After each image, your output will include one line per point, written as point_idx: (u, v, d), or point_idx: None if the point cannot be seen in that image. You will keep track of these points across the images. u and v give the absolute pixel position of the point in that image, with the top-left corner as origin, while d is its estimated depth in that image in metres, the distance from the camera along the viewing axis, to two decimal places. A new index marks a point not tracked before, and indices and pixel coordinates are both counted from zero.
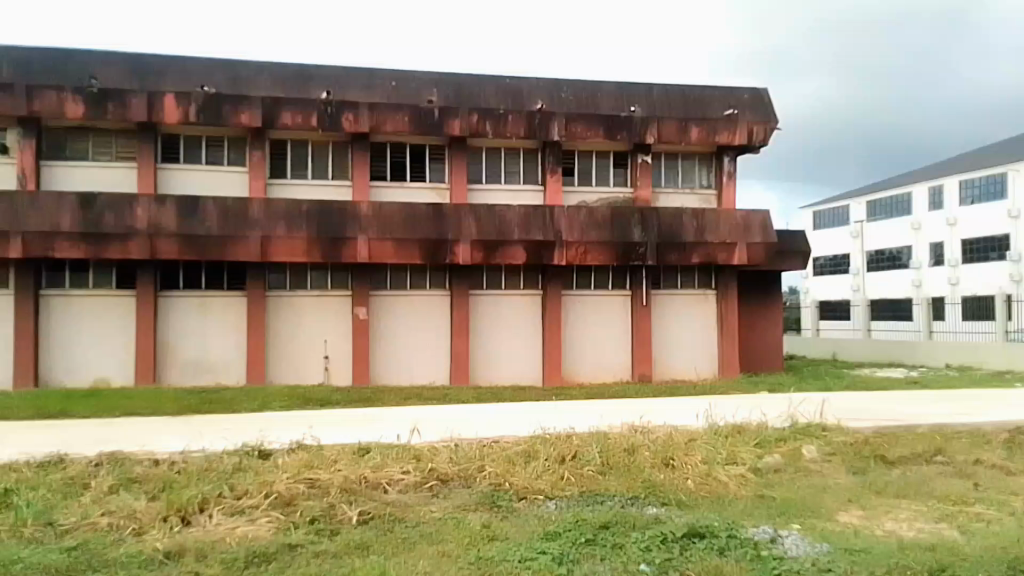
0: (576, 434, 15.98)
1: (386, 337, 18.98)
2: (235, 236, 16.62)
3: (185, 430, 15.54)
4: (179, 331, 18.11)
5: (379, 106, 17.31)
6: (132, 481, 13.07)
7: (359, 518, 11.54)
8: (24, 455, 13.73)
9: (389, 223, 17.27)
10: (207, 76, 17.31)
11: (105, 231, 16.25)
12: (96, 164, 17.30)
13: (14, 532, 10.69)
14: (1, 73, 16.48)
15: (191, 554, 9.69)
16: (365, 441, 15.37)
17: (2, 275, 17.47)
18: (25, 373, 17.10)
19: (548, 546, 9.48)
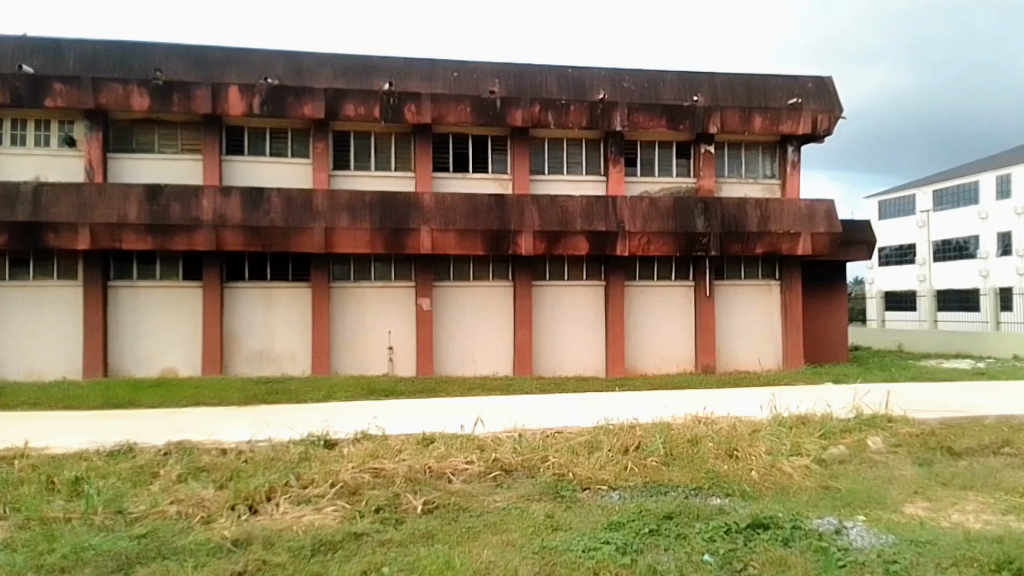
0: (639, 425, 15.95)
1: (450, 327, 19.03)
2: (299, 227, 16.66)
3: (251, 420, 15.64)
4: (246, 322, 18.24)
5: (440, 97, 17.28)
6: (200, 471, 13.24)
7: (424, 507, 11.62)
8: (95, 445, 13.99)
9: (452, 214, 17.30)
10: (271, 67, 17.31)
11: (172, 223, 16.25)
12: (162, 156, 17.41)
13: (86, 519, 10.83)
14: (67, 67, 16.65)
15: (259, 543, 9.77)
16: (430, 432, 15.47)
17: (68, 266, 17.69)
18: (94, 363, 17.27)
19: (612, 536, 9.46)
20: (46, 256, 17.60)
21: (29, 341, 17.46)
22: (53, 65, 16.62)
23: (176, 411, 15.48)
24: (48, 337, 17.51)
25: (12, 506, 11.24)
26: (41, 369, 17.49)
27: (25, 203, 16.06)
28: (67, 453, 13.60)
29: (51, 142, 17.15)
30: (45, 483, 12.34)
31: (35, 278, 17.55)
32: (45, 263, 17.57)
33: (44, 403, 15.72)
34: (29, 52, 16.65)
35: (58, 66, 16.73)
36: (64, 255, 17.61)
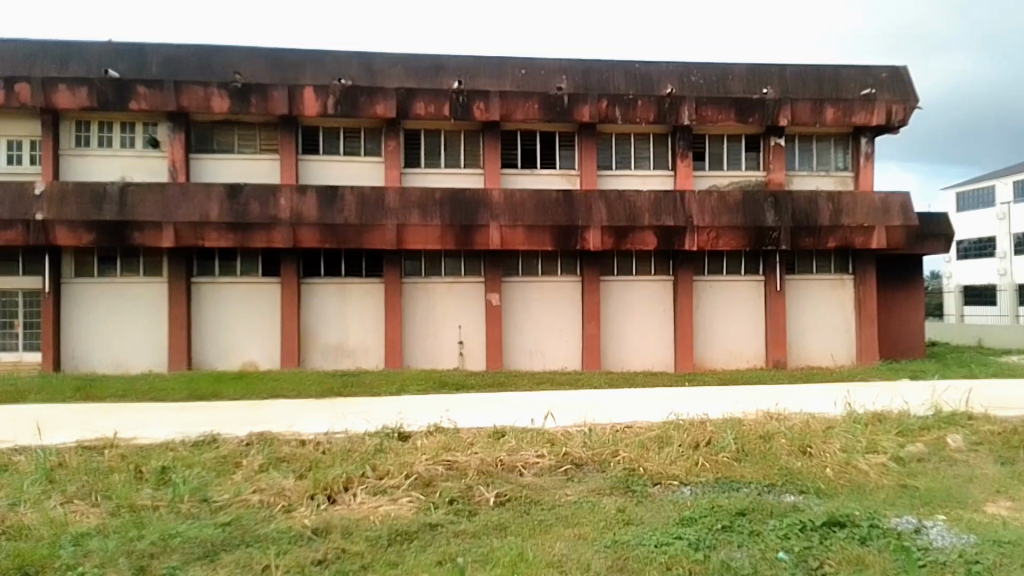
0: (710, 420, 15.85)
1: (519, 323, 19.21)
2: (372, 225, 17.01)
3: (328, 412, 16.02)
4: (321, 316, 18.69)
5: (508, 94, 17.43)
6: (281, 461, 13.63)
7: (496, 499, 11.79)
8: (181, 435, 14.44)
9: (520, 210, 17.46)
10: (344, 68, 17.71)
11: (251, 221, 16.70)
12: (241, 156, 17.94)
13: (173, 507, 11.27)
14: (152, 72, 17.28)
15: (337, 532, 10.03)
16: (501, 425, 15.63)
17: (154, 263, 18.38)
18: (178, 357, 17.89)
19: (684, 532, 9.17)
20: (132, 254, 18.34)
21: (117, 335, 18.19)
22: (138, 70, 17.27)
23: (258, 403, 15.93)
24: (134, 331, 18.21)
25: (106, 493, 11.73)
26: (128, 362, 18.18)
27: (111, 203, 16.60)
28: (154, 443, 14.10)
29: (137, 145, 17.85)
30: (135, 472, 12.83)
31: (122, 274, 18.30)
32: (131, 260, 18.30)
33: (132, 395, 16.27)
34: (115, 57, 17.36)
35: (143, 71, 17.40)
36: (149, 253, 18.31)
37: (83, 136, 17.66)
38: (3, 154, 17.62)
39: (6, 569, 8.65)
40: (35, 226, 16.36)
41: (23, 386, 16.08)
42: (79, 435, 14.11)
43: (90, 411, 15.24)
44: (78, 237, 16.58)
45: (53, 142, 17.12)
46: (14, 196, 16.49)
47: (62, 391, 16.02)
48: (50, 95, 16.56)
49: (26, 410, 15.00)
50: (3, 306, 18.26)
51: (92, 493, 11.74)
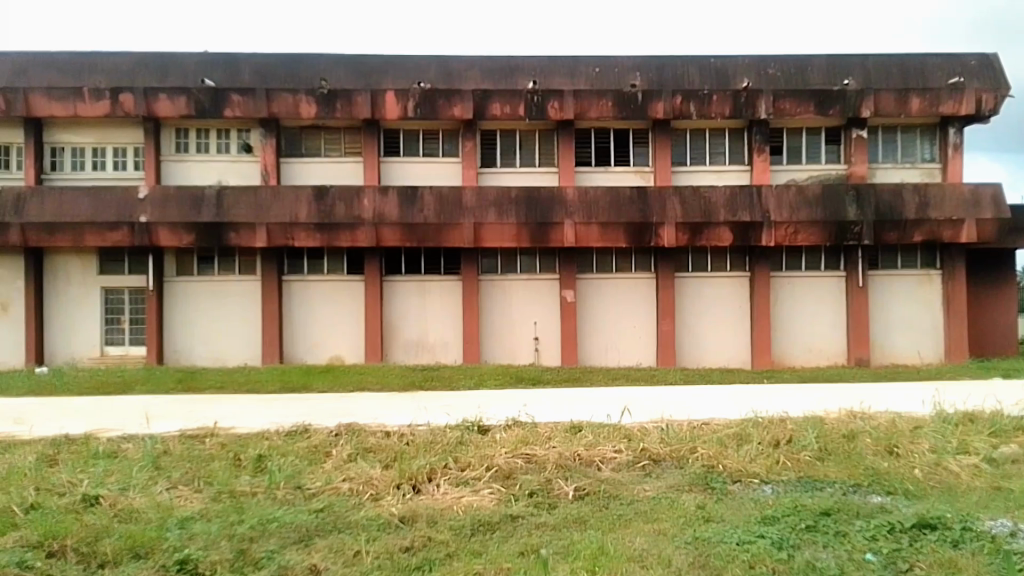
0: (790, 418, 15.66)
1: (594, 319, 19.37)
2: (450, 223, 17.49)
3: (410, 405, 16.54)
4: (403, 313, 19.30)
5: (582, 92, 17.63)
6: (368, 451, 14.17)
7: (576, 493, 11.99)
8: (276, 425, 15.24)
9: (594, 207, 17.66)
10: (423, 72, 18.22)
11: (336, 221, 17.39)
12: (327, 159, 18.71)
13: (270, 493, 11.90)
14: (244, 80, 18.19)
15: (423, 520, 10.37)
16: (578, 420, 15.86)
17: (248, 262, 19.33)
18: (271, 351, 18.80)
19: (766, 530, 8.78)
20: (227, 254, 19.34)
21: (214, 330, 19.21)
22: (231, 79, 18.19)
23: (345, 395, 16.59)
24: (229, 327, 19.20)
25: (207, 479, 12.48)
26: (224, 356, 19.20)
27: (209, 205, 17.55)
28: (252, 433, 14.91)
29: (231, 150, 18.83)
30: (234, 460, 13.57)
31: (218, 273, 19.29)
32: (227, 259, 19.27)
33: (230, 386, 17.17)
34: (210, 67, 18.33)
35: (235, 79, 18.34)
36: (243, 252, 19.28)
37: (182, 143, 18.73)
38: (110, 160, 18.85)
39: (119, 551, 8.87)
40: (139, 228, 17.48)
41: (130, 378, 17.19)
42: (183, 424, 15.03)
43: (190, 402, 16.15)
44: (178, 238, 17.62)
45: (156, 148, 18.24)
46: (120, 200, 17.60)
47: (165, 382, 17.01)
48: (152, 104, 17.65)
49: (130, 400, 16.03)
50: (111, 304, 19.53)
51: (195, 479, 12.47)
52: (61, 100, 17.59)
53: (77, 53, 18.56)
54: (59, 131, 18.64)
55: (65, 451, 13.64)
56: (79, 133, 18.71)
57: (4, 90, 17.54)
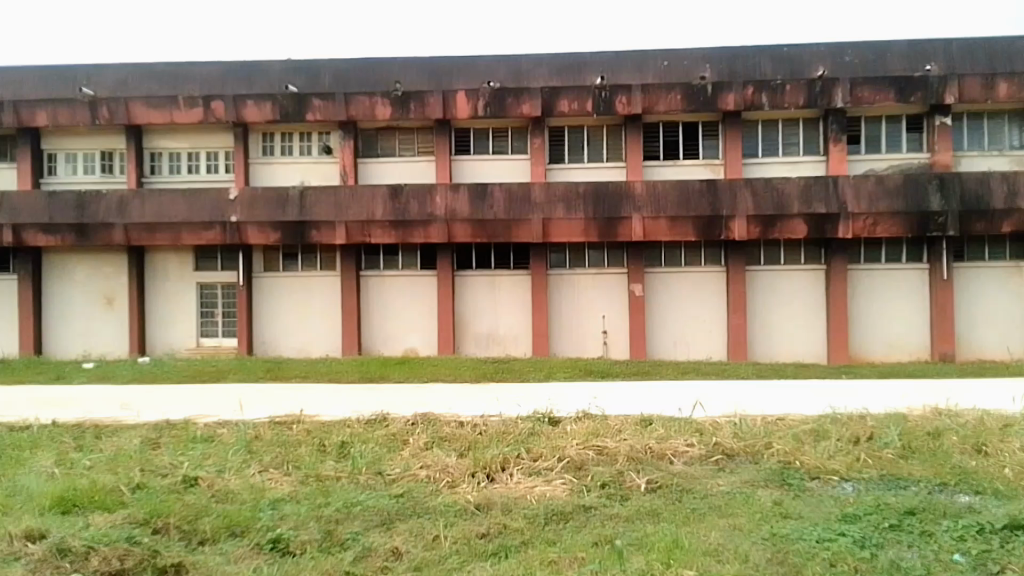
0: (870, 415, 15.30)
1: (663, 313, 19.39)
2: (519, 219, 17.84)
3: (483, 396, 17.01)
4: (474, 306, 19.80)
5: (651, 87, 17.70)
6: (443, 440, 14.71)
7: (648, 486, 12.13)
8: (357, 414, 16.05)
9: (663, 201, 17.72)
10: (493, 72, 18.70)
11: (411, 218, 18.01)
12: (402, 159, 19.36)
13: (353, 478, 12.54)
14: (325, 85, 19.11)
15: (498, 508, 10.77)
16: (649, 413, 16.04)
17: (328, 258, 20.27)
18: (350, 343, 19.67)
19: (848, 529, 8.61)
20: (309, 251, 20.32)
21: (298, 323, 20.26)
22: (313, 84, 19.13)
23: (421, 386, 17.23)
24: (312, 320, 20.21)
25: (295, 463, 13.26)
26: (307, 347, 20.23)
27: (292, 205, 18.45)
28: (335, 421, 15.74)
29: (313, 152, 19.76)
30: (319, 446, 14.35)
31: (301, 268, 20.32)
32: (309, 256, 20.26)
33: (314, 375, 18.09)
34: (294, 73, 19.31)
35: (316, 84, 19.24)
36: (324, 249, 20.24)
37: (268, 146, 19.76)
38: (203, 165, 20.07)
39: (218, 529, 9.56)
40: (231, 228, 18.63)
41: (224, 367, 18.37)
42: (273, 411, 16.04)
43: (277, 391, 17.11)
44: (266, 236, 18.65)
45: (244, 153, 19.31)
46: (212, 201, 18.74)
47: (255, 371, 18.09)
48: (241, 110, 18.67)
49: (223, 388, 17.14)
50: (205, 299, 20.87)
51: (284, 463, 13.27)
52: (159, 108, 18.87)
53: (172, 64, 19.86)
54: (157, 138, 19.99)
55: (167, 435, 14.75)
56: (175, 139, 20.02)
57: (107, 101, 18.93)
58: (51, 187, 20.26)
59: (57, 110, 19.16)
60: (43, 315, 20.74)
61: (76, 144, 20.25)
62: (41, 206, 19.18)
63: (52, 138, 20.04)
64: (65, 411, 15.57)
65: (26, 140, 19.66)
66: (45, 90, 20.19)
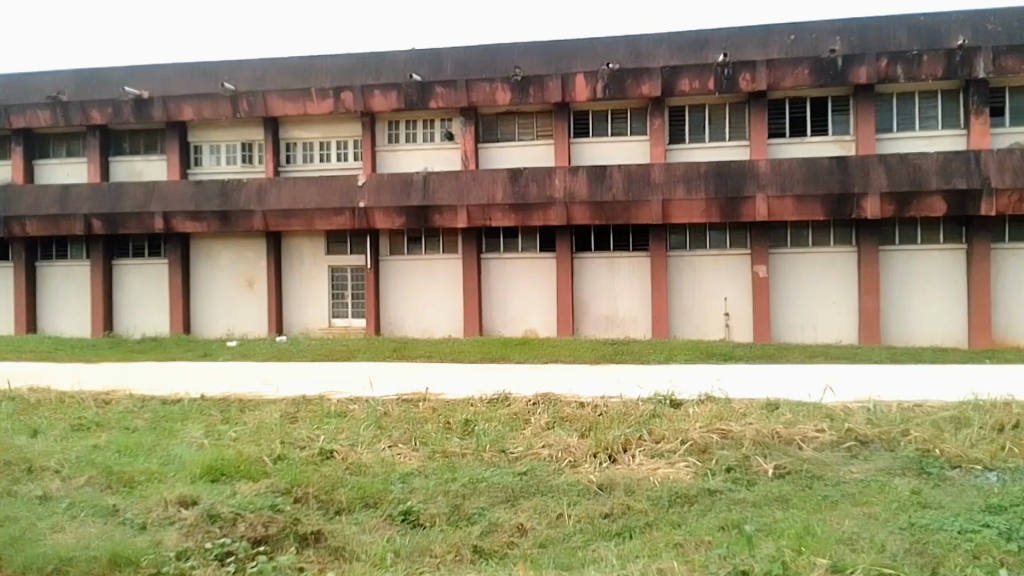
0: (1018, 402, 14.05)
1: (790, 294, 19.04)
2: (638, 201, 17.89)
3: (604, 377, 17.07)
4: (593, 288, 19.97)
5: (777, 62, 17.48)
6: (564, 420, 14.68)
7: (776, 471, 11.35)
8: (480, 393, 16.29)
9: (789, 179, 17.52)
10: (612, 53, 18.95)
11: (531, 201, 18.28)
12: (520, 143, 19.64)
13: (478, 455, 12.62)
14: (447, 73, 19.68)
15: (621, 488, 10.37)
16: (775, 398, 15.30)
17: (451, 242, 20.88)
18: (471, 325, 20.24)
19: (992, 519, 7.82)
20: (432, 235, 20.99)
21: (422, 305, 20.96)
22: (436, 72, 19.74)
23: (540, 366, 17.44)
24: (434, 301, 20.86)
25: (422, 439, 13.51)
26: (431, 328, 20.97)
27: (416, 190, 19.09)
28: (459, 399, 16.02)
29: (435, 138, 20.36)
30: (444, 423, 14.57)
31: (424, 252, 20.97)
32: (432, 240, 20.91)
33: (437, 355, 18.64)
34: (417, 61, 19.99)
35: (439, 73, 19.83)
36: (447, 233, 20.88)
37: (393, 134, 20.52)
38: (334, 153, 21.04)
39: (353, 499, 9.82)
40: (360, 213, 19.42)
41: (353, 347, 19.22)
42: (400, 389, 16.48)
43: (405, 369, 17.70)
44: (392, 220, 19.31)
45: (372, 140, 20.20)
46: (342, 188, 19.65)
47: (382, 350, 18.85)
48: (368, 100, 19.48)
49: (356, 366, 17.93)
50: (337, 282, 21.79)
51: (412, 439, 13.55)
52: (293, 101, 19.96)
53: (304, 57, 20.93)
54: (291, 129, 21.13)
55: (304, 410, 15.42)
56: (307, 129, 21.06)
57: (247, 94, 20.27)
58: (197, 177, 21.92)
59: (202, 105, 20.69)
60: (191, 296, 22.35)
61: (221, 136, 21.94)
62: (187, 195, 20.84)
63: (197, 132, 21.83)
64: (211, 385, 16.64)
65: (174, 134, 21.46)
66: (191, 86, 21.91)
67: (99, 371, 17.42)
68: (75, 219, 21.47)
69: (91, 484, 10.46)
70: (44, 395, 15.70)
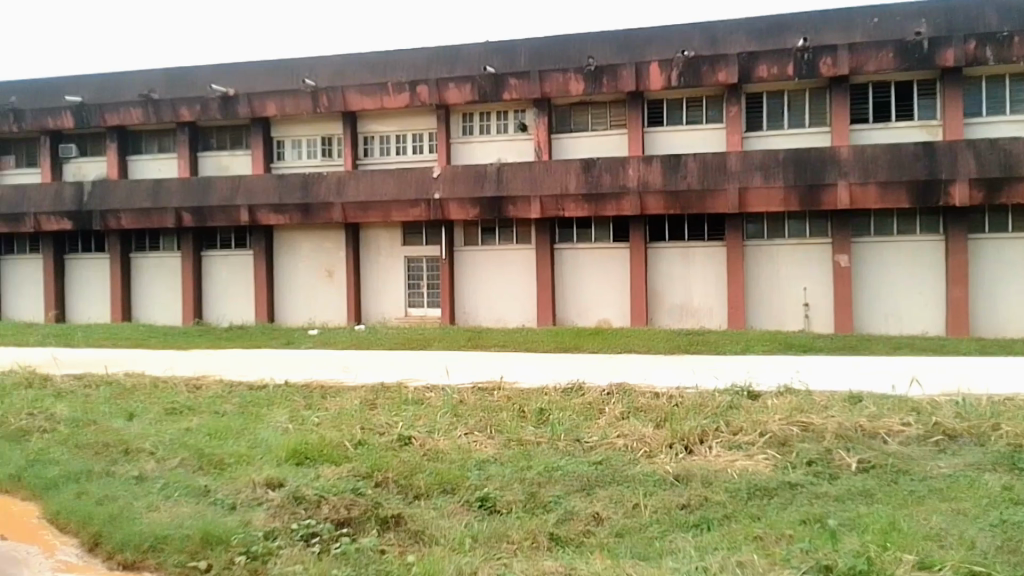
0: None
1: (873, 285, 19.21)
2: (714, 189, 18.30)
3: (679, 367, 16.89)
4: (667, 278, 20.30)
5: (859, 46, 17.72)
6: (639, 410, 13.98)
7: (859, 466, 10.41)
8: (554, 382, 16.05)
9: (873, 166, 17.60)
10: (687, 41, 19.48)
11: (604, 190, 18.80)
12: (593, 133, 20.31)
13: (552, 443, 12.01)
14: (520, 64, 20.35)
15: (698, 480, 9.64)
16: (857, 391, 14.47)
17: (526, 233, 21.28)
18: (546, 314, 20.73)
19: None
20: (505, 225, 21.49)
21: (497, 296, 21.51)
22: (509, 63, 20.40)
23: (615, 356, 17.39)
24: (510, 291, 21.30)
25: (497, 428, 13.06)
26: (506, 318, 21.49)
27: (490, 180, 19.66)
28: (533, 388, 15.72)
29: (508, 130, 20.94)
30: (519, 412, 14.14)
31: (499, 242, 21.47)
32: (506, 230, 21.38)
33: (511, 345, 18.89)
34: (491, 54, 20.60)
35: (512, 64, 20.50)
36: (521, 223, 21.28)
37: (467, 126, 21.20)
38: (410, 146, 21.76)
39: (430, 485, 9.48)
40: (434, 204, 20.02)
41: (429, 336, 19.64)
42: (474, 377, 16.48)
43: (482, 358, 17.93)
44: (466, 211, 19.91)
45: (447, 132, 20.93)
46: (417, 180, 20.27)
47: (458, 339, 19.24)
48: (443, 93, 20.18)
49: (434, 355, 18.26)
50: (413, 272, 22.35)
51: (487, 428, 13.11)
52: (372, 95, 20.69)
53: (381, 52, 21.57)
54: (369, 123, 21.90)
55: (383, 397, 15.45)
56: (384, 123, 21.84)
57: (327, 90, 21.04)
58: (280, 171, 22.76)
59: (284, 101, 21.61)
60: (273, 286, 23.20)
61: (302, 131, 22.64)
62: (272, 187, 21.60)
63: (281, 127, 22.57)
64: (294, 371, 17.19)
65: (259, 130, 22.35)
66: (273, 80, 22.72)
67: (190, 357, 18.22)
68: (167, 212, 22.56)
69: (184, 466, 10.25)
70: (138, 379, 16.41)
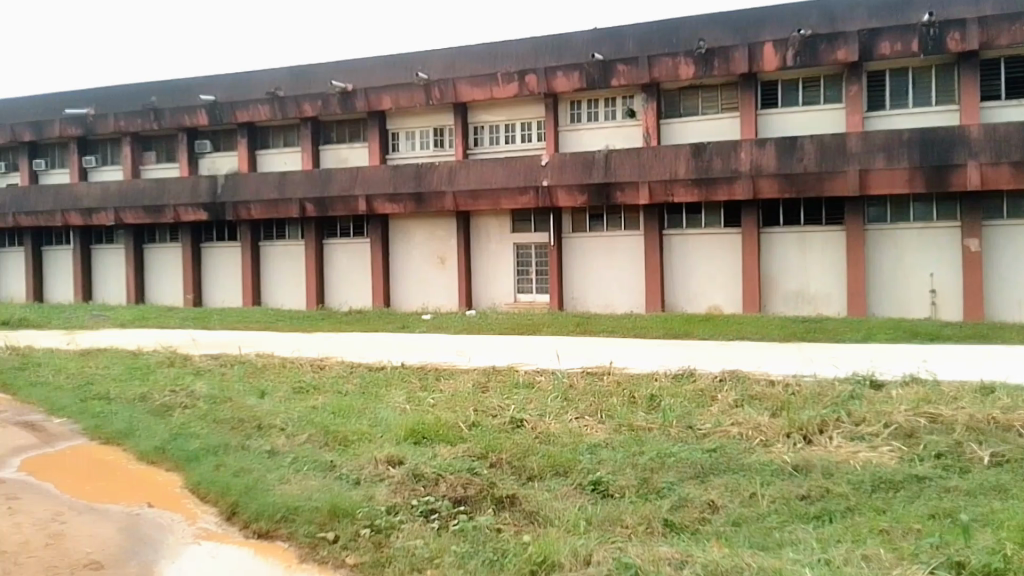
0: None
1: (1007, 271, 18.34)
2: (832, 171, 17.87)
3: (795, 354, 16.44)
4: (782, 264, 20.02)
5: (991, 19, 17.00)
6: (754, 398, 13.09)
7: (993, 459, 9.56)
8: (666, 368, 16.00)
9: (1006, 144, 16.79)
10: (804, 18, 19.26)
11: (715, 175, 18.77)
12: (703, 117, 20.22)
13: (665, 430, 11.49)
14: (629, 50, 20.56)
15: (819, 471, 9.00)
16: (990, 379, 13.62)
17: (634, 219, 21.42)
18: (654, 301, 20.86)
19: None
20: (614, 212, 21.64)
21: (605, 283, 21.75)
22: (617, 49, 20.67)
23: (728, 342, 17.15)
24: (619, 278, 21.51)
25: (608, 412, 12.73)
26: (613, 304, 21.71)
27: (598, 167, 19.94)
28: (645, 372, 15.66)
29: (617, 116, 21.17)
30: (629, 397, 13.61)
31: (607, 228, 21.70)
32: (614, 217, 21.59)
33: (620, 330, 19.02)
34: (599, 41, 20.90)
35: (620, 50, 20.73)
36: (629, 210, 21.40)
37: (575, 113, 21.56)
38: (518, 135, 22.24)
39: (543, 467, 9.26)
40: (543, 191, 20.45)
41: (539, 322, 20.05)
42: (585, 362, 16.61)
43: (591, 343, 18.09)
44: (574, 199, 20.27)
45: (555, 121, 21.31)
46: (526, 167, 20.77)
47: (566, 324, 19.56)
48: (551, 81, 20.57)
49: (542, 340, 18.55)
50: (522, 259, 22.82)
51: (597, 412, 12.78)
52: (481, 86, 21.33)
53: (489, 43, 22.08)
54: (479, 113, 22.52)
55: (495, 379, 15.63)
56: (495, 113, 22.44)
57: (438, 82, 21.80)
58: (394, 162, 23.67)
59: (399, 94, 22.44)
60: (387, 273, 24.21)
61: (415, 123, 23.55)
62: (388, 178, 22.53)
63: (395, 120, 23.56)
64: (411, 354, 17.86)
65: (376, 122, 23.42)
66: (384, 73, 23.64)
67: (312, 339, 19.24)
68: (292, 203, 23.86)
69: (311, 442, 10.44)
70: (268, 359, 17.46)
